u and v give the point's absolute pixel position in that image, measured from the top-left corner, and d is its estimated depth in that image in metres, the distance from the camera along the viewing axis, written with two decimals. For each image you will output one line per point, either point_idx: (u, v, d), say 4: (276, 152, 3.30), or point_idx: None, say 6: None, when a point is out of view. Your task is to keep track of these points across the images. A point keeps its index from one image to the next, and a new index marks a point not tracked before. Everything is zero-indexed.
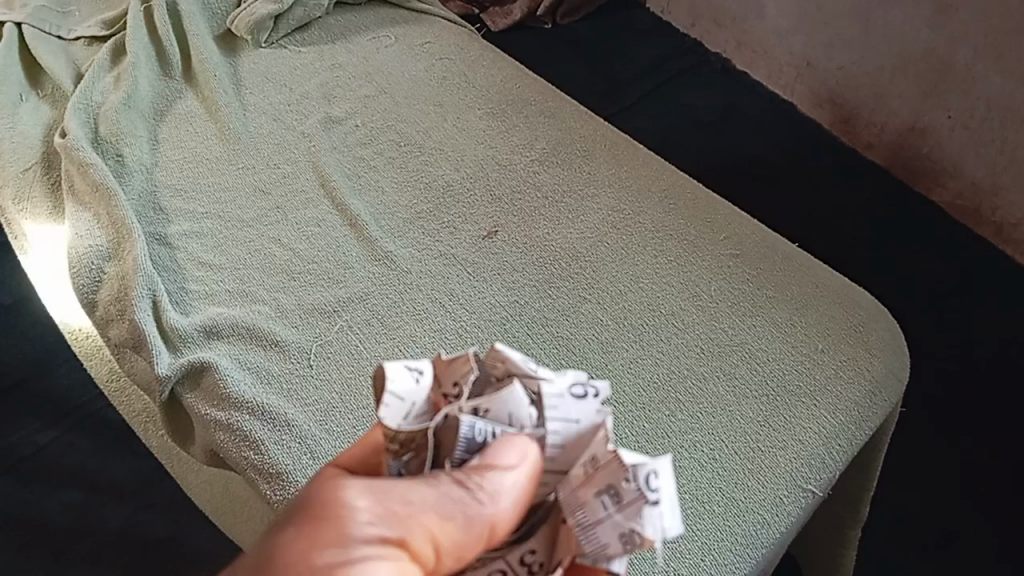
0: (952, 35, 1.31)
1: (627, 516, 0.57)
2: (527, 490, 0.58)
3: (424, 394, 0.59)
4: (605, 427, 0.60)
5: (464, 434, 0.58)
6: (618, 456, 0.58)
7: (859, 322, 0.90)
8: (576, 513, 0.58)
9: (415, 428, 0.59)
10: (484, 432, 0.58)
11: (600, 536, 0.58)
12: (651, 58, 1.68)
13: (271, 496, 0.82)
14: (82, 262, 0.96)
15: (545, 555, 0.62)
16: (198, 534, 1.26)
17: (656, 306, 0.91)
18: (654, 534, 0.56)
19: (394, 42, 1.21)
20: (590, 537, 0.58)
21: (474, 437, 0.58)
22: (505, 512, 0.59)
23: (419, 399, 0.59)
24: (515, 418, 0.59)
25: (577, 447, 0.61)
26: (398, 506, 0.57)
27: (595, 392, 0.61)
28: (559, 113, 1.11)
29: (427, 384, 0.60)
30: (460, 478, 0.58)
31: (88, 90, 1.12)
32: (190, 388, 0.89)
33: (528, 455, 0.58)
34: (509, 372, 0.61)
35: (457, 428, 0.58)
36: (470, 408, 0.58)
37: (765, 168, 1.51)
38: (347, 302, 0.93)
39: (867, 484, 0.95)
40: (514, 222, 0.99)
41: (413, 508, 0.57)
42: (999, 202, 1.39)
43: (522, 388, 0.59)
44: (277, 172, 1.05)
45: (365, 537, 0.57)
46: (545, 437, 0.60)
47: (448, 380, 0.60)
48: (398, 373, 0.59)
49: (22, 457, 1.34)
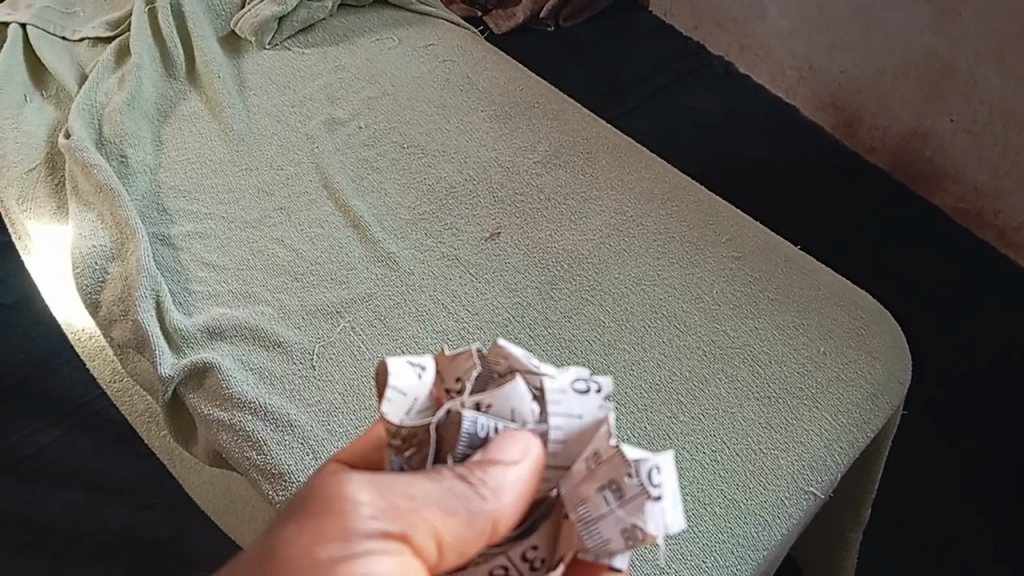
0: (954, 38, 1.32)
1: (629, 511, 0.57)
2: (529, 485, 0.59)
3: (427, 389, 0.60)
4: (608, 422, 0.61)
5: (467, 429, 0.58)
6: (620, 451, 0.58)
7: (861, 324, 0.90)
8: (579, 508, 0.59)
9: (417, 424, 0.59)
10: (486, 427, 0.59)
11: (602, 531, 0.58)
12: (654, 61, 1.68)
13: (274, 496, 0.82)
14: (86, 262, 0.96)
15: (547, 551, 0.61)
16: (199, 534, 1.26)
17: (659, 308, 0.92)
18: (656, 529, 0.57)
19: (398, 44, 1.21)
20: (592, 533, 0.58)
21: (477, 432, 0.58)
22: (508, 507, 0.59)
23: (421, 394, 0.59)
24: (518, 414, 0.59)
25: (580, 443, 0.61)
26: (400, 500, 0.57)
27: (597, 388, 0.62)
28: (562, 115, 1.11)
29: (430, 380, 0.60)
30: (462, 473, 0.58)
31: (92, 91, 1.12)
32: (193, 388, 0.89)
33: (531, 450, 0.58)
34: (511, 368, 0.62)
35: (459, 423, 0.59)
36: (473, 403, 0.59)
37: (767, 171, 1.51)
38: (350, 303, 0.93)
39: (869, 487, 0.95)
40: (516, 223, 0.99)
41: (415, 502, 0.57)
42: (1001, 205, 1.39)
43: (524, 384, 0.60)
44: (280, 173, 1.06)
45: (367, 532, 0.57)
46: (548, 432, 0.61)
47: (451, 375, 0.61)
48: (401, 368, 0.59)
49: (24, 456, 1.34)
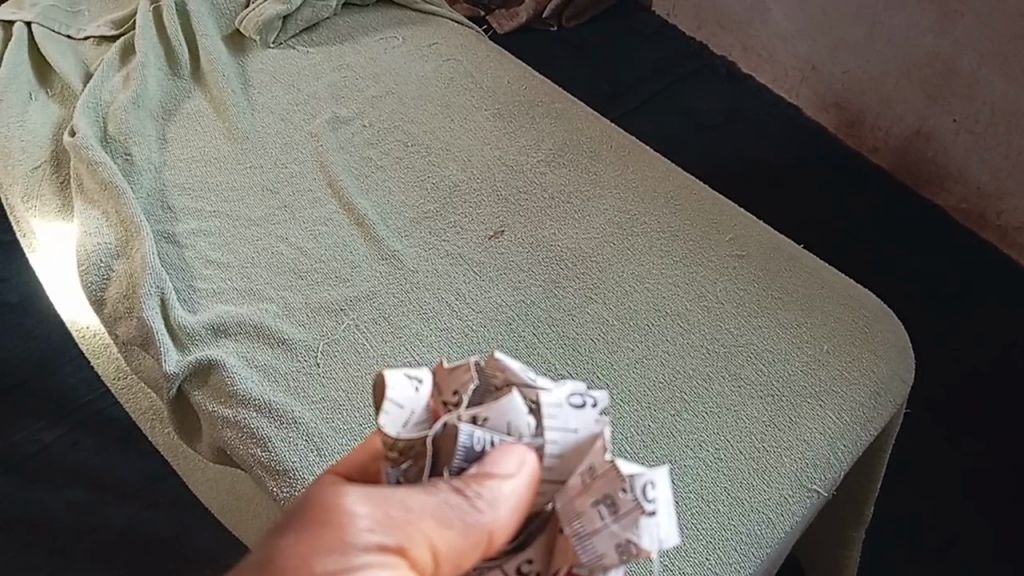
0: (957, 40, 1.32)
1: (625, 526, 0.58)
2: (527, 497, 0.59)
3: (424, 402, 0.61)
4: (603, 437, 0.61)
5: (463, 442, 0.59)
6: (616, 466, 0.58)
7: (864, 323, 0.90)
8: (574, 523, 0.59)
9: (414, 436, 0.60)
10: (483, 440, 0.59)
11: (597, 545, 0.58)
12: (656, 61, 1.68)
13: (278, 494, 0.82)
14: (91, 260, 0.97)
15: (543, 565, 0.62)
16: (201, 533, 1.27)
17: (662, 306, 0.92)
18: (651, 544, 0.57)
19: (402, 43, 1.22)
20: (587, 547, 0.58)
21: (474, 445, 0.59)
22: (505, 519, 0.59)
23: (419, 407, 0.60)
24: (514, 427, 0.60)
25: (577, 456, 0.61)
26: (398, 512, 0.57)
27: (593, 402, 0.62)
28: (565, 114, 1.11)
29: (427, 392, 0.61)
30: (459, 486, 0.58)
31: (96, 90, 1.13)
32: (198, 385, 0.89)
33: (527, 463, 0.59)
34: (508, 382, 0.62)
35: (456, 436, 0.59)
36: (469, 416, 0.60)
37: (770, 172, 1.51)
38: (355, 300, 0.93)
39: (871, 486, 0.95)
40: (520, 222, 1.00)
41: (413, 514, 0.57)
42: (1004, 206, 1.39)
43: (521, 398, 0.61)
44: (284, 172, 1.06)
45: (365, 545, 0.57)
46: (543, 446, 0.61)
47: (448, 388, 0.62)
48: (398, 381, 0.60)
49: (26, 455, 1.34)
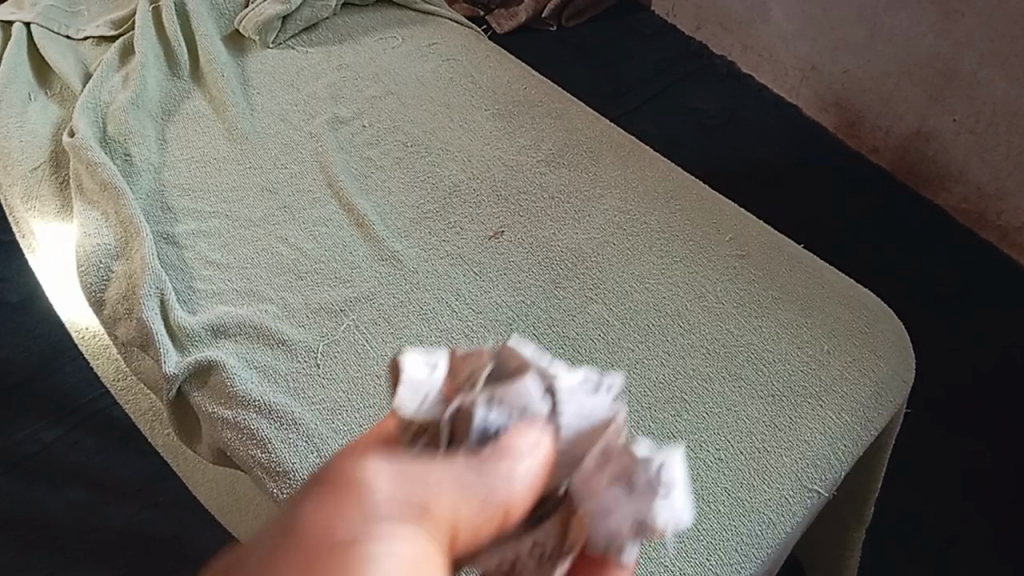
0: (959, 40, 1.32)
1: (642, 503, 0.54)
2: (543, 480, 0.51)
3: (436, 383, 0.54)
4: (616, 421, 0.58)
5: (481, 417, 0.52)
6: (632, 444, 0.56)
7: (865, 322, 0.90)
8: (592, 501, 0.53)
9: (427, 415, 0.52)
10: (500, 415, 0.52)
11: (613, 525, 0.53)
12: (657, 61, 1.68)
13: (278, 494, 0.82)
14: (90, 261, 0.96)
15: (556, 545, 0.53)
16: (202, 533, 1.27)
17: (662, 306, 0.92)
18: (669, 523, 0.54)
19: (401, 43, 1.21)
20: (604, 527, 0.53)
21: (492, 418, 0.52)
22: (525, 495, 0.49)
23: (433, 386, 0.54)
24: (530, 405, 0.54)
25: (588, 441, 0.56)
26: (418, 485, 0.46)
27: (606, 385, 0.60)
28: (565, 114, 1.11)
29: (439, 375, 0.55)
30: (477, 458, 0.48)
31: (96, 90, 1.12)
32: (198, 386, 0.89)
33: (543, 443, 0.51)
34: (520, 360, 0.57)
35: (471, 413, 0.52)
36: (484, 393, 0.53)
37: (770, 172, 1.51)
38: (355, 301, 0.93)
39: (871, 486, 0.95)
40: (520, 222, 0.99)
41: (432, 485, 0.46)
42: (1004, 206, 1.39)
43: (535, 378, 0.56)
44: (284, 172, 1.06)
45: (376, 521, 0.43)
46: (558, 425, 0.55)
47: (460, 371, 0.55)
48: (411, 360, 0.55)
49: (26, 455, 1.34)
